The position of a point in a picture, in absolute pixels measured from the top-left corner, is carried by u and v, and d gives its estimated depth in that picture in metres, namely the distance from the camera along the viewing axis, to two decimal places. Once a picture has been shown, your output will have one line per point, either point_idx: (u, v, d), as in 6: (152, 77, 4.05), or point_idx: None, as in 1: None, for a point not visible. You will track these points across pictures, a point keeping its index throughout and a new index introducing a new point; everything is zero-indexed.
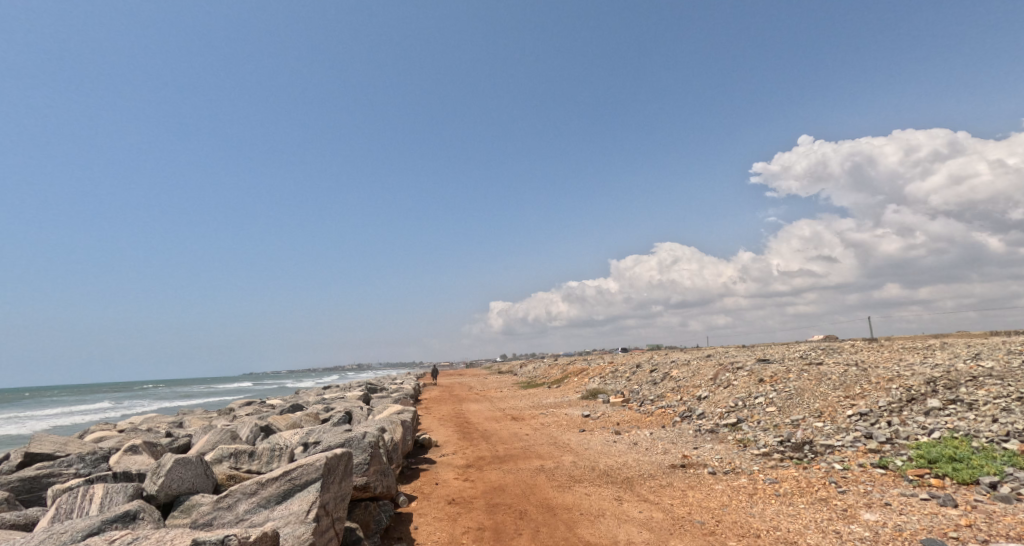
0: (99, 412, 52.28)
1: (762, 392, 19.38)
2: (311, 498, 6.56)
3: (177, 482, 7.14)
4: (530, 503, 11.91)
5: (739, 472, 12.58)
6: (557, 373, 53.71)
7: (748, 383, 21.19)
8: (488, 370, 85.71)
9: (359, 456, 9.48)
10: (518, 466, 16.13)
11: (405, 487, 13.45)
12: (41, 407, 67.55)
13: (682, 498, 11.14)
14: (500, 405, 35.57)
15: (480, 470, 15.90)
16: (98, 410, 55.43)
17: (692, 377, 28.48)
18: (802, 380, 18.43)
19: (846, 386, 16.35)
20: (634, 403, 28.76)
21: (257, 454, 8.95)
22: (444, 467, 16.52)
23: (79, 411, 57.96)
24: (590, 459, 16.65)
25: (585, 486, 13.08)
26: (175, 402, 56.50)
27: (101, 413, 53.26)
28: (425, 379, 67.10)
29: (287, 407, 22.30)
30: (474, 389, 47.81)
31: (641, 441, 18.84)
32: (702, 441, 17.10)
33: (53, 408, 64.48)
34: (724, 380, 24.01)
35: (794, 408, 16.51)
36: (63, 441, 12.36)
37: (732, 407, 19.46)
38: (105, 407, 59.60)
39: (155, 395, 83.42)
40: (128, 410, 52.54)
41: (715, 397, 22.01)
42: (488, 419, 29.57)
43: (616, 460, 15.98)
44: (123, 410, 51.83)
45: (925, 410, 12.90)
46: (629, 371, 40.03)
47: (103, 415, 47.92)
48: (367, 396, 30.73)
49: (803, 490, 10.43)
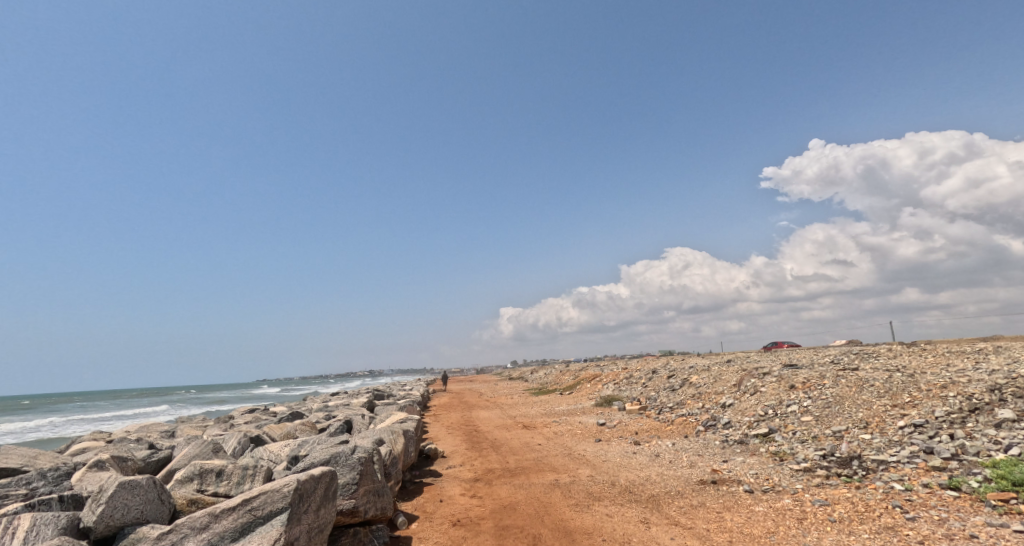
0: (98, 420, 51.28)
1: (794, 400, 17.92)
2: (274, 535, 5.65)
3: (119, 510, 5.99)
4: (544, 526, 10.57)
5: (780, 492, 11.18)
6: (569, 379, 52.08)
7: (778, 390, 19.68)
8: (499, 377, 84.14)
9: (346, 475, 8.21)
10: (530, 481, 14.79)
11: (405, 505, 12.27)
12: (50, 414, 66.90)
13: (719, 522, 9.74)
14: (511, 413, 34.10)
15: (489, 485, 14.56)
16: (99, 418, 54.52)
17: (714, 384, 26.91)
18: (841, 387, 16.91)
19: (892, 394, 14.87)
20: (652, 411, 27.25)
21: (230, 469, 7.72)
22: (450, 481, 15.25)
23: (84, 418, 57.14)
24: (609, 473, 15.24)
25: (606, 505, 11.73)
26: (178, 411, 55.38)
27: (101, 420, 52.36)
28: (434, 385, 65.65)
29: (286, 416, 21.10)
30: (483, 396, 46.35)
31: (664, 454, 17.39)
32: (732, 454, 15.66)
33: (60, 415, 63.75)
34: (749, 386, 22.49)
35: (834, 418, 15.03)
36: (32, 455, 11.03)
37: (762, 416, 18.01)
38: (111, 415, 58.71)
39: (165, 402, 82.76)
40: (135, 417, 51.67)
41: (741, 405, 20.51)
42: (499, 427, 28.21)
43: (638, 475, 14.57)
44: (129, 418, 50.96)
45: (994, 422, 11.42)
46: (645, 377, 38.46)
47: (101, 423, 46.80)
48: (372, 403, 29.49)
49: (862, 515, 9.06)
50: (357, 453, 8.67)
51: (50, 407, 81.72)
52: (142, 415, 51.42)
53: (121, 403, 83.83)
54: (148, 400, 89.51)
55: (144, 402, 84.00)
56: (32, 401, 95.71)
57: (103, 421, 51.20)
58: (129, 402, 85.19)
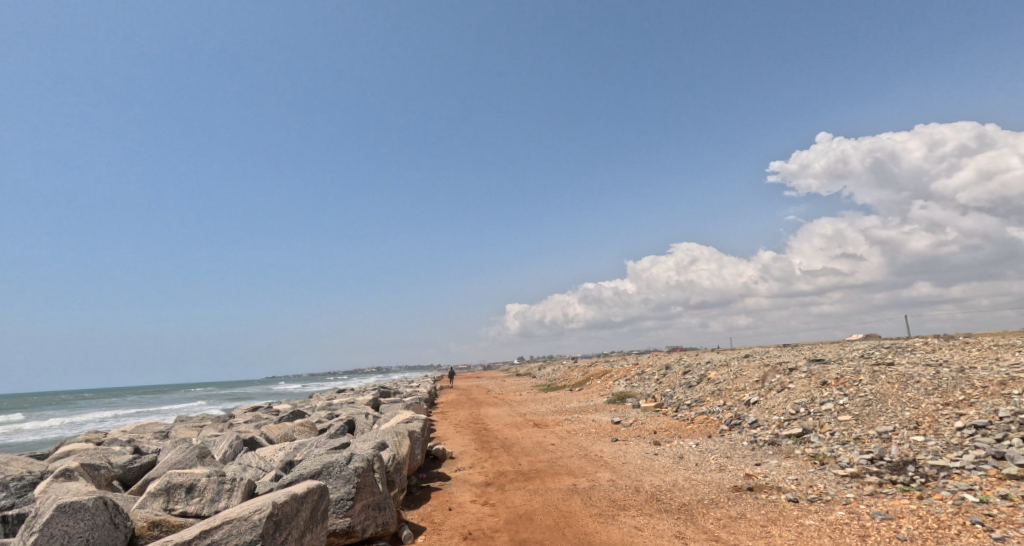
0: (96, 419, 50.24)
1: (829, 398, 16.69)
2: None
3: (59, 539, 5.20)
4: (567, 540, 9.44)
5: (830, 502, 9.98)
6: (578, 376, 50.93)
7: (808, 387, 18.42)
8: (506, 373, 82.98)
9: (340, 490, 7.11)
10: (546, 486, 13.68)
11: (411, 515, 11.26)
12: (51, 413, 66.08)
13: (767, 538, 8.60)
14: (521, 410, 32.95)
15: (501, 491, 13.47)
16: (98, 417, 53.52)
17: (734, 380, 25.68)
18: (882, 384, 15.66)
19: (942, 391, 13.66)
20: (669, 408, 26.09)
21: (203, 484, 6.65)
22: (460, 485, 14.22)
23: (84, 417, 56.21)
24: (632, 477, 14.09)
25: (631, 516, 10.62)
26: (177, 410, 54.23)
27: (100, 418, 51.40)
28: (440, 382, 64.48)
29: (287, 416, 20.10)
30: (491, 393, 45.11)
31: (688, 456, 16.20)
32: (764, 456, 14.46)
33: (59, 414, 62.86)
34: (775, 382, 21.25)
35: (878, 417, 13.79)
36: (2, 462, 10.04)
37: (793, 414, 16.79)
38: (113, 413, 57.85)
39: (167, 398, 81.95)
40: (133, 416, 50.64)
41: (768, 403, 19.29)
42: (509, 425, 27.15)
43: (663, 479, 13.41)
44: (128, 417, 49.84)
45: None
46: (658, 373, 37.28)
47: (97, 423, 45.66)
48: (377, 400, 28.47)
49: (937, 533, 7.93)
50: (355, 463, 7.57)
51: (52, 405, 80.97)
52: (141, 414, 50.34)
53: (129, 400, 83.46)
54: (153, 396, 88.85)
55: (146, 398, 83.16)
56: (40, 402, 95.34)
57: (101, 419, 50.12)
58: (136, 399, 84.73)
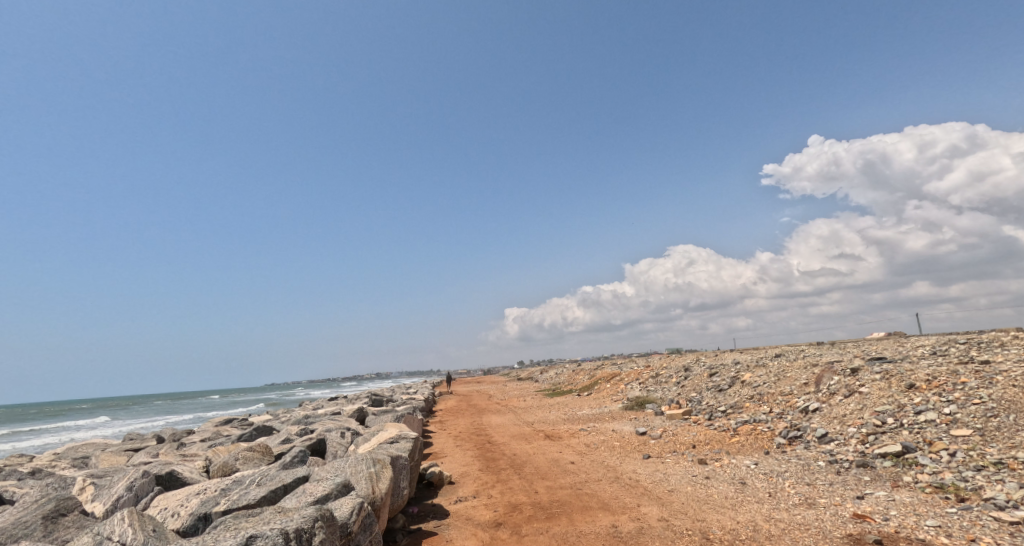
0: (51, 435, 45.20)
1: (926, 405, 13.18)
2: None
3: None
4: None
5: None
6: (584, 379, 47.33)
7: (888, 392, 14.91)
8: (504, 380, 78.66)
9: None
10: (577, 530, 10.13)
11: None
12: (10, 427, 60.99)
13: None
14: (527, 419, 29.18)
15: (517, 538, 9.94)
16: (51, 433, 48.32)
17: (776, 382, 22.18)
18: (1003, 390, 12.33)
19: None
20: (701, 417, 22.53)
21: None
22: (461, 526, 10.74)
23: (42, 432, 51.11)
24: (689, 515, 10.57)
25: None
26: (140, 425, 49.15)
27: (55, 434, 46.25)
28: (437, 388, 60.30)
29: (247, 435, 16.39)
30: (494, 398, 42.03)
31: (753, 481, 12.64)
32: (863, 487, 10.89)
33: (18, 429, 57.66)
34: (835, 386, 17.71)
35: (1017, 434, 10.69)
36: None
37: (881, 427, 13.27)
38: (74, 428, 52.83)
39: (143, 411, 76.82)
40: (91, 432, 45.54)
41: (835, 410, 15.80)
42: (515, 437, 23.48)
43: (736, 521, 9.91)
44: (85, 434, 44.78)
45: None
46: (676, 375, 33.79)
47: (44, 441, 40.46)
48: (364, 410, 24.77)
49: None
50: None
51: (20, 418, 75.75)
52: (99, 431, 45.37)
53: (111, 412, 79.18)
54: (129, 407, 83.70)
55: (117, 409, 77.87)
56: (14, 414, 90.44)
57: (57, 435, 45.18)
58: (118, 411, 80.46)
